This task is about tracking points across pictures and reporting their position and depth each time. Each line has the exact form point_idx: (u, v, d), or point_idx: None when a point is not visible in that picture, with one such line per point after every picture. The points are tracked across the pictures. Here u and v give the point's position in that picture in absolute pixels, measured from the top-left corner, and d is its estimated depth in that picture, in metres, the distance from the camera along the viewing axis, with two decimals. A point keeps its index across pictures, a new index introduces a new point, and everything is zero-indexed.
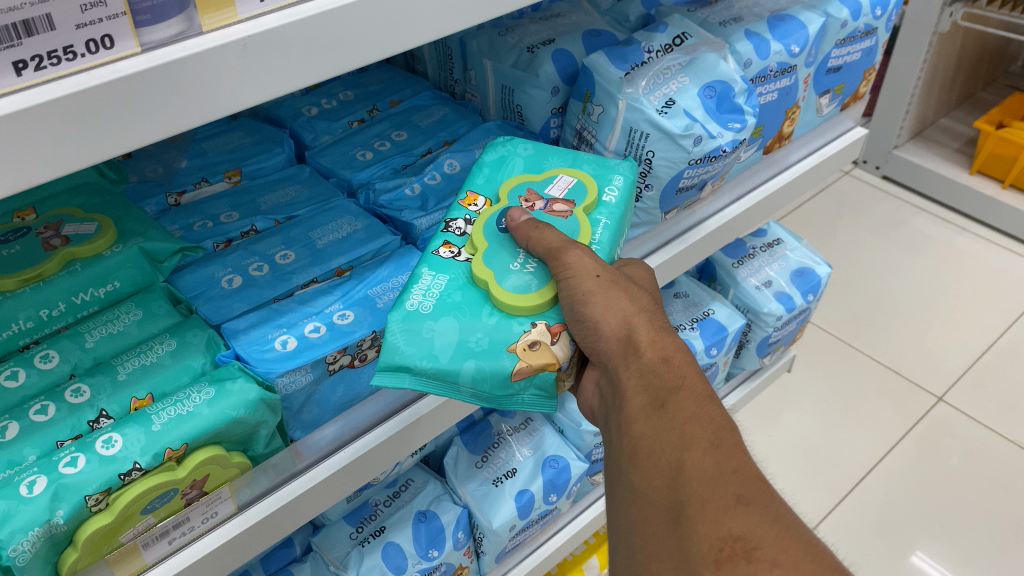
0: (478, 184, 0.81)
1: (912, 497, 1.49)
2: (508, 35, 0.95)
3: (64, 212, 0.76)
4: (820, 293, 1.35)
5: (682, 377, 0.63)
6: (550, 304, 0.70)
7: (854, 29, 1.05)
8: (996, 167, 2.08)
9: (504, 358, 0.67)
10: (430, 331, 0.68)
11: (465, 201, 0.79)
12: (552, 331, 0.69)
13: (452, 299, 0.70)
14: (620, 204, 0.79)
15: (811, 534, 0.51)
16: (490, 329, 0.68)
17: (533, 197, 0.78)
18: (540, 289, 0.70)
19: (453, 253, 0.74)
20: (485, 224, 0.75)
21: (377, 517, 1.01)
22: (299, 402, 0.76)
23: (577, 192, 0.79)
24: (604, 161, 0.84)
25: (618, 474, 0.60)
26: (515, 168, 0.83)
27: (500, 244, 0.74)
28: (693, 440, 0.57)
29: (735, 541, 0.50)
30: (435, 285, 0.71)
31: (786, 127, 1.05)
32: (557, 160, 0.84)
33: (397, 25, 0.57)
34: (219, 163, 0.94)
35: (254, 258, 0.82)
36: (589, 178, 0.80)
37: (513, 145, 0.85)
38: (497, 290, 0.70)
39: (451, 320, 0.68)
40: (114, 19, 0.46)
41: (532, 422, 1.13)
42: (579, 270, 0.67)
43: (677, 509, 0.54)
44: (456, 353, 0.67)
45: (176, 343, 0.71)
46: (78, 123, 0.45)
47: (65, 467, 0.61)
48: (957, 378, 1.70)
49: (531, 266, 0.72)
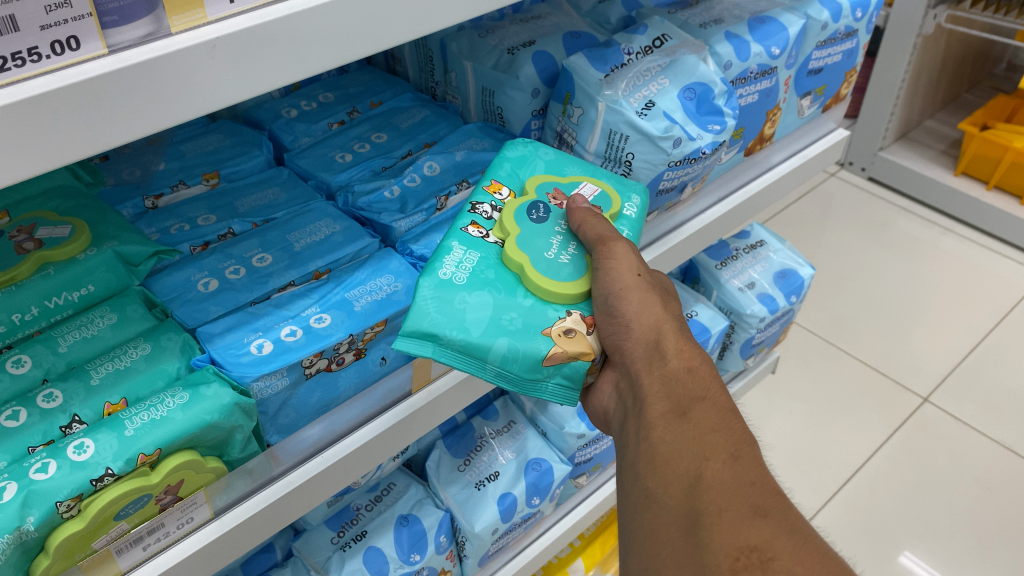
0: (502, 175, 0.80)
1: (898, 497, 1.49)
2: (489, 36, 0.94)
3: (37, 216, 0.76)
4: (803, 295, 1.35)
5: (706, 387, 0.63)
6: (583, 297, 0.71)
7: (834, 31, 1.05)
8: (981, 169, 2.09)
9: (539, 340, 0.67)
10: (463, 303, 0.68)
11: (490, 188, 0.78)
12: (587, 322, 0.70)
13: (486, 276, 0.70)
14: (639, 219, 0.80)
15: (829, 548, 0.50)
16: (524, 311, 0.69)
17: (561, 197, 0.78)
18: (575, 280, 0.71)
19: (483, 234, 0.74)
20: (517, 212, 0.75)
21: (359, 521, 1.00)
22: (275, 406, 0.74)
23: (602, 200, 0.79)
24: (623, 178, 0.85)
25: (633, 481, 0.59)
26: (536, 167, 0.82)
27: (534, 232, 0.74)
28: (713, 450, 0.57)
29: (751, 551, 0.49)
30: (467, 260, 0.71)
31: (767, 128, 1.05)
32: (578, 167, 0.84)
33: (371, 26, 0.56)
34: (197, 166, 0.93)
35: (231, 262, 0.81)
36: (612, 188, 0.81)
37: (536, 144, 0.85)
38: (533, 273, 0.70)
39: (486, 295, 0.69)
40: (79, 20, 0.45)
41: (515, 425, 1.13)
42: (619, 263, 0.69)
43: (692, 517, 0.53)
44: (489, 328, 0.67)
45: (151, 347, 0.71)
46: (45, 125, 0.44)
47: (36, 473, 0.60)
48: (942, 379, 1.71)
49: (567, 256, 0.73)
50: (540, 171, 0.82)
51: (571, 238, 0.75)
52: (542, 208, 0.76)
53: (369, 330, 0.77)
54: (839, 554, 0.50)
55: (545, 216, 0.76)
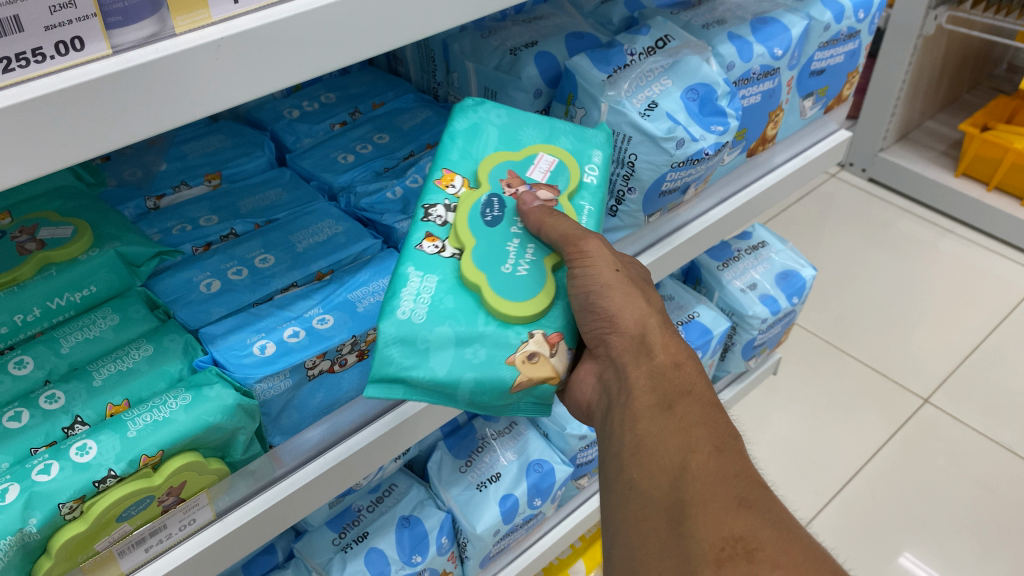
0: (453, 159, 0.75)
1: (899, 499, 1.49)
2: (491, 37, 0.94)
3: (39, 216, 0.75)
4: (805, 296, 1.35)
5: (692, 381, 0.65)
6: (546, 311, 0.69)
7: (836, 32, 1.05)
8: (981, 170, 2.09)
9: (504, 370, 0.66)
10: (426, 341, 0.65)
11: (442, 181, 0.73)
12: (550, 341, 0.68)
13: (446, 306, 0.67)
14: (600, 186, 0.79)
15: (810, 538, 0.53)
16: (488, 339, 0.67)
17: (516, 180, 0.75)
18: (537, 297, 0.69)
19: (438, 248, 0.70)
20: (470, 216, 0.71)
21: (360, 522, 1.00)
22: (277, 408, 0.75)
23: (560, 175, 0.77)
24: (582, 132, 0.82)
25: (619, 471, 0.61)
26: (489, 142, 0.77)
27: (490, 240, 0.70)
28: (698, 443, 0.59)
29: (736, 541, 0.52)
30: (425, 289, 0.68)
31: (770, 129, 1.05)
32: (533, 131, 0.80)
33: (374, 28, 0.56)
34: (200, 166, 0.93)
35: (233, 262, 0.81)
36: (569, 157, 0.78)
37: (485, 110, 0.80)
38: (493, 299, 0.67)
39: (448, 329, 0.66)
40: (84, 21, 0.45)
41: (516, 426, 1.13)
42: (596, 267, 0.68)
43: (678, 508, 0.55)
44: (455, 364, 0.66)
45: (154, 348, 0.71)
46: (49, 126, 0.44)
47: (38, 475, 0.60)
48: (943, 380, 1.71)
49: (524, 266, 0.70)
50: (493, 144, 0.77)
51: (529, 236, 0.72)
52: (496, 204, 0.73)
53: (371, 331, 0.77)
54: (818, 542, 0.53)
55: (499, 214, 0.72)
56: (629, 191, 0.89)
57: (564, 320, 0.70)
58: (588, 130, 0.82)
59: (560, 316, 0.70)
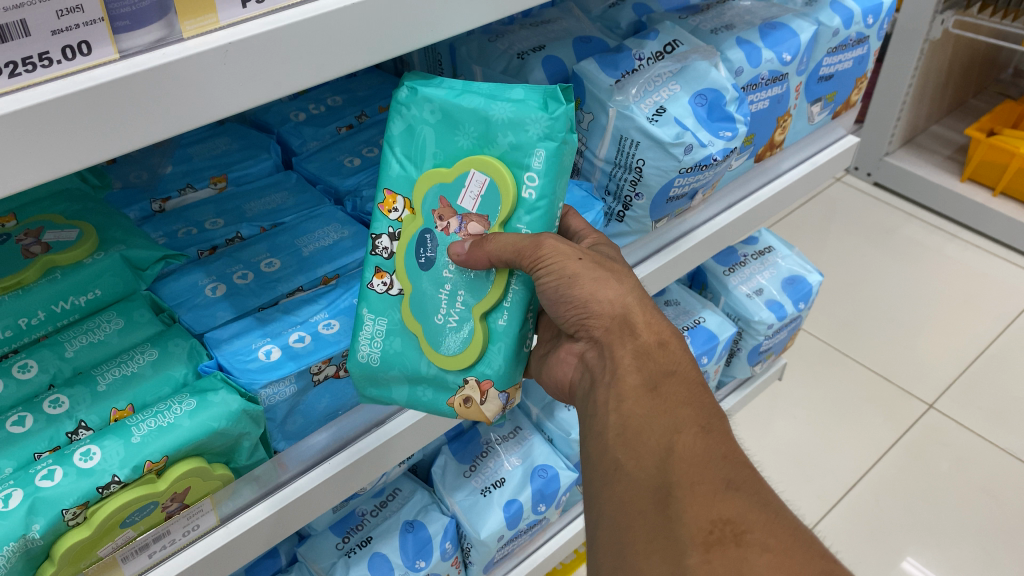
0: (394, 177, 0.69)
1: (903, 504, 1.48)
2: (498, 41, 0.93)
3: (44, 219, 0.75)
4: (812, 301, 1.34)
5: (676, 360, 0.65)
6: (478, 358, 0.68)
7: (845, 37, 1.04)
8: (987, 175, 2.08)
9: (445, 407, 0.71)
10: (385, 378, 0.72)
11: (383, 207, 0.70)
12: (482, 388, 0.69)
13: (395, 348, 0.71)
14: (543, 199, 0.64)
15: (797, 521, 0.54)
16: (431, 381, 0.70)
17: (446, 213, 0.67)
18: (464, 350, 0.68)
19: (386, 287, 0.71)
20: (405, 254, 0.69)
21: (364, 527, 1.00)
22: (283, 413, 0.74)
23: (492, 199, 0.65)
24: (522, 120, 0.63)
25: (602, 450, 0.61)
26: (427, 148, 0.68)
27: (423, 286, 0.68)
28: (683, 424, 0.59)
29: (725, 524, 0.52)
30: (377, 331, 0.71)
31: (777, 135, 1.04)
32: (469, 130, 0.65)
33: (382, 33, 0.56)
34: (204, 169, 0.93)
35: (239, 266, 0.81)
36: (499, 172, 0.64)
37: (419, 105, 0.67)
38: (428, 351, 0.69)
39: (398, 371, 0.71)
40: (91, 25, 0.45)
41: (521, 431, 1.13)
42: (560, 272, 0.64)
43: (665, 490, 0.55)
44: (410, 397, 0.72)
45: (158, 353, 0.70)
46: (55, 131, 0.44)
47: (42, 480, 0.59)
48: (948, 386, 1.70)
49: (454, 315, 0.67)
50: (430, 154, 0.68)
51: (461, 278, 0.67)
52: (428, 241, 0.68)
53: None
54: (803, 522, 0.54)
55: (432, 254, 0.68)
56: (637, 196, 0.89)
57: (497, 367, 0.68)
58: (527, 117, 0.63)
59: (493, 361, 0.68)
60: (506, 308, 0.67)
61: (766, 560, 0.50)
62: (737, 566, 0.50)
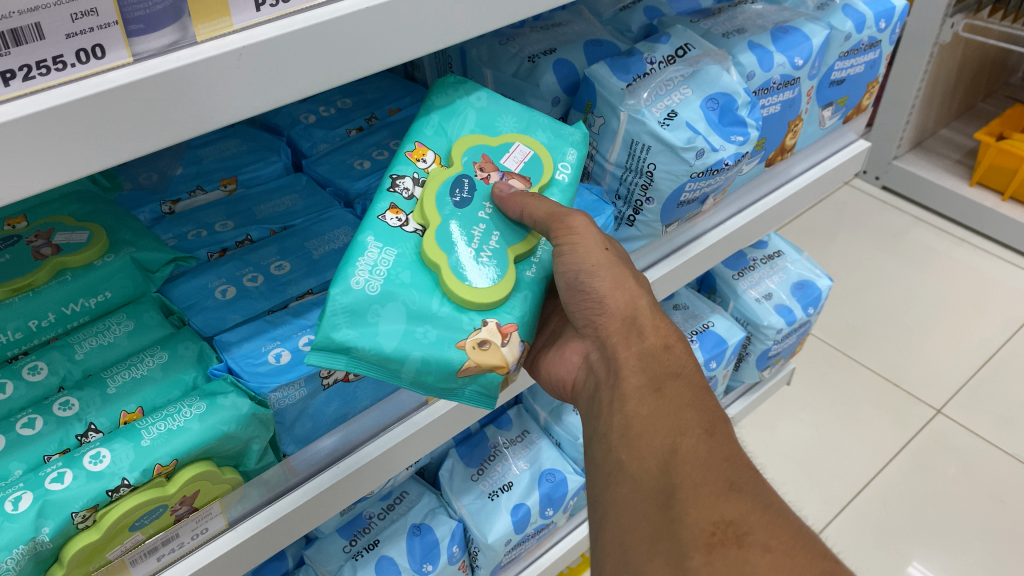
0: (427, 135, 0.72)
1: (910, 510, 1.47)
2: (509, 43, 0.92)
3: (54, 220, 0.75)
4: (821, 306, 1.34)
5: (681, 364, 0.66)
6: (503, 300, 0.66)
7: (858, 41, 1.04)
8: (996, 179, 2.07)
9: (452, 353, 0.63)
10: (375, 316, 0.62)
11: (412, 155, 0.70)
12: (503, 331, 0.65)
13: (400, 280, 0.64)
14: (571, 184, 0.76)
15: (799, 523, 0.53)
16: (439, 321, 0.64)
17: (488, 167, 0.71)
18: (497, 285, 0.66)
19: (400, 223, 0.66)
20: (438, 191, 0.68)
21: (371, 530, 1.00)
22: (292, 417, 0.73)
23: (533, 167, 0.73)
24: (558, 128, 0.77)
25: (605, 452, 0.61)
26: (465, 123, 0.73)
27: (455, 221, 0.67)
28: (687, 426, 0.59)
29: (727, 525, 0.52)
30: (382, 261, 0.64)
31: (789, 139, 1.04)
32: (510, 119, 0.75)
33: (395, 37, 0.55)
34: (215, 171, 0.93)
35: (248, 269, 0.81)
36: (544, 152, 0.75)
37: (464, 91, 0.75)
38: (452, 282, 0.64)
39: (398, 307, 0.63)
40: (106, 28, 0.44)
41: (529, 435, 1.13)
42: (582, 253, 0.67)
43: (668, 492, 0.55)
44: (400, 344, 0.62)
45: (168, 356, 0.70)
46: (68, 135, 0.43)
47: (51, 483, 0.59)
48: (956, 391, 1.69)
49: (486, 253, 0.67)
50: (467, 127, 0.73)
51: (496, 223, 0.69)
52: (466, 184, 0.69)
53: None
54: (806, 525, 0.54)
55: (468, 197, 0.69)
56: (647, 201, 0.88)
57: (520, 312, 0.67)
58: (566, 126, 0.78)
59: (517, 307, 0.67)
60: (536, 262, 0.71)
61: (768, 561, 0.50)
62: (738, 567, 0.50)
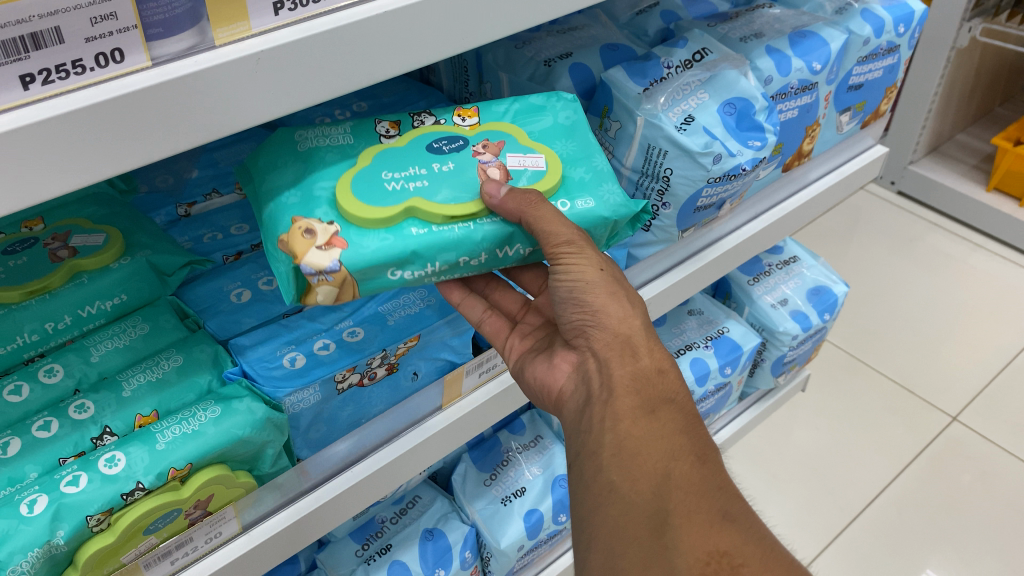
0: (494, 110, 0.76)
1: (926, 519, 1.46)
2: (525, 47, 0.92)
3: (72, 222, 0.75)
4: (837, 312, 1.33)
5: (673, 389, 0.66)
6: (366, 225, 0.62)
7: (876, 46, 1.03)
8: (1013, 185, 2.05)
9: (285, 219, 0.62)
10: (286, 162, 0.68)
11: (460, 112, 0.75)
12: (329, 238, 0.61)
13: (327, 155, 0.69)
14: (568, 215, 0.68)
15: (780, 548, 0.58)
16: (308, 195, 0.65)
17: (490, 150, 0.70)
18: (368, 208, 0.63)
19: (382, 133, 0.72)
20: (428, 133, 0.72)
21: (384, 534, 0.99)
22: (307, 420, 0.73)
23: (527, 175, 0.69)
24: (600, 184, 0.72)
25: (596, 470, 0.62)
26: (537, 123, 0.75)
27: (411, 154, 0.69)
28: (681, 452, 0.62)
29: (722, 556, 0.56)
30: (333, 137, 0.71)
31: (807, 144, 1.03)
32: (568, 146, 0.73)
33: (412, 40, 0.55)
34: (231, 174, 0.91)
35: (264, 271, 0.81)
36: (553, 177, 0.69)
37: (561, 104, 0.77)
38: (347, 178, 0.66)
39: (303, 166, 0.68)
40: (125, 32, 0.44)
41: (541, 440, 1.12)
42: (587, 268, 0.66)
43: (661, 517, 0.58)
44: (275, 189, 0.66)
45: (183, 359, 0.70)
46: (87, 137, 0.43)
47: (66, 486, 0.59)
48: (971, 398, 1.68)
49: (391, 185, 0.65)
50: (530, 128, 0.74)
51: (435, 175, 0.67)
52: (457, 143, 0.71)
53: (403, 344, 0.77)
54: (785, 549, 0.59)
55: (444, 146, 0.70)
56: (664, 205, 0.87)
57: (370, 246, 0.61)
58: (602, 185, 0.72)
59: (371, 243, 0.62)
60: (430, 229, 0.64)
61: None
62: None
